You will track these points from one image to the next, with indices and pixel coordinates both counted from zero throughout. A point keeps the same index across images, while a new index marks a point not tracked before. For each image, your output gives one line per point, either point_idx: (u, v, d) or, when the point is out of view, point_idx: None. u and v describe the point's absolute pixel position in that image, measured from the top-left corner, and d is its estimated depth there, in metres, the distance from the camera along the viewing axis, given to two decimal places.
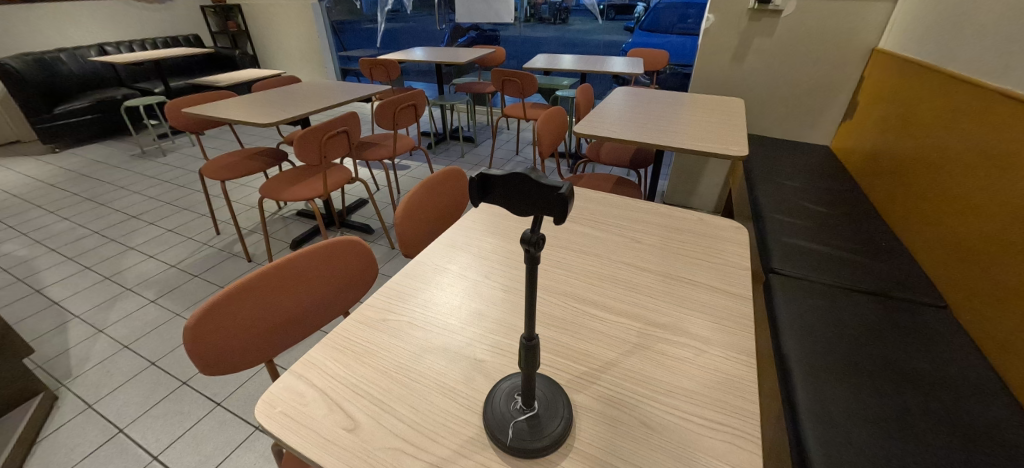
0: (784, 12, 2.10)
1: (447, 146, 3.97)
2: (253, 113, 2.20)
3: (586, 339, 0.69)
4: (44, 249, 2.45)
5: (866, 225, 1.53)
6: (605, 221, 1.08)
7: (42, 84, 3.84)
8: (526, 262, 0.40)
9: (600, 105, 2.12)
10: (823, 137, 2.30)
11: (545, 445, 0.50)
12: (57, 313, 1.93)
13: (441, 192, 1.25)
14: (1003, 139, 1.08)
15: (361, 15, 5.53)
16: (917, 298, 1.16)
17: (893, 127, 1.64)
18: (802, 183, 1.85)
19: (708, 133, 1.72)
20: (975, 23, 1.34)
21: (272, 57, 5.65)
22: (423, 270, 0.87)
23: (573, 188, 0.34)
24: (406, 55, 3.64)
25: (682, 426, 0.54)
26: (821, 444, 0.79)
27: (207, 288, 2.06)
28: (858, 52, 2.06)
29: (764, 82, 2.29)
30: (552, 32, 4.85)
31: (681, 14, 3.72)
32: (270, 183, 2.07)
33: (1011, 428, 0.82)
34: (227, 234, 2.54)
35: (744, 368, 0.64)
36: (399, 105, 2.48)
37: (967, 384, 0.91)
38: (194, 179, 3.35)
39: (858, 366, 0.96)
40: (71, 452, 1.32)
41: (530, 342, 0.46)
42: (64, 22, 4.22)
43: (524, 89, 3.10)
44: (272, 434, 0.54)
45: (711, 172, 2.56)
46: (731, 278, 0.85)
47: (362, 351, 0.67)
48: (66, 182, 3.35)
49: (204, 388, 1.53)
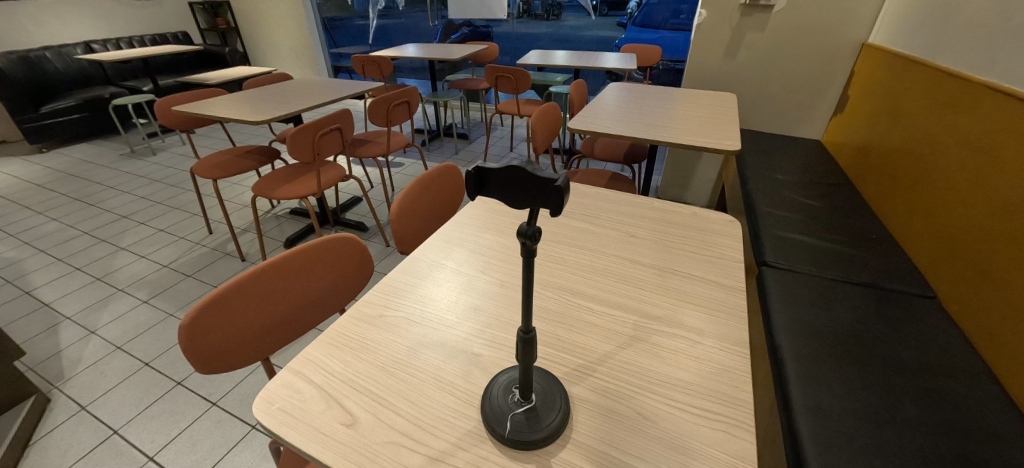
0: (776, 7, 2.10)
1: (441, 143, 3.97)
2: (244, 110, 2.17)
3: (580, 332, 0.70)
4: (33, 249, 2.42)
5: (855, 217, 1.56)
6: (599, 215, 1.09)
7: (28, 83, 3.78)
8: (523, 255, 0.40)
9: (594, 100, 2.12)
10: (811, 130, 2.33)
11: (543, 437, 0.51)
12: (47, 315, 1.90)
13: (437, 189, 1.25)
14: (990, 130, 1.11)
15: (353, 12, 5.46)
16: (906, 289, 1.19)
17: (884, 120, 1.67)
18: (793, 177, 1.87)
19: (702, 127, 1.73)
20: (964, 17, 1.35)
21: (261, 54, 5.59)
22: (418, 267, 0.87)
23: (568, 180, 0.35)
24: (399, 51, 3.62)
25: (677, 416, 0.55)
26: (813, 434, 0.81)
27: (200, 288, 2.04)
28: (848, 47, 2.08)
29: (754, 76, 2.31)
30: (545, 28, 4.89)
31: (674, 9, 3.73)
32: (264, 182, 2.05)
33: (997, 416, 0.84)
34: (219, 233, 2.51)
35: (738, 359, 0.65)
36: (393, 102, 2.46)
37: (954, 373, 0.93)
38: (186, 178, 3.31)
39: (848, 357, 0.97)
40: (65, 454, 1.31)
41: (527, 335, 0.46)
42: (49, 19, 4.14)
43: (518, 85, 3.08)
44: (271, 432, 0.54)
45: (703, 167, 2.59)
46: (726, 270, 0.86)
47: (358, 347, 0.68)
48: (55, 182, 3.30)
49: (199, 388, 1.52)
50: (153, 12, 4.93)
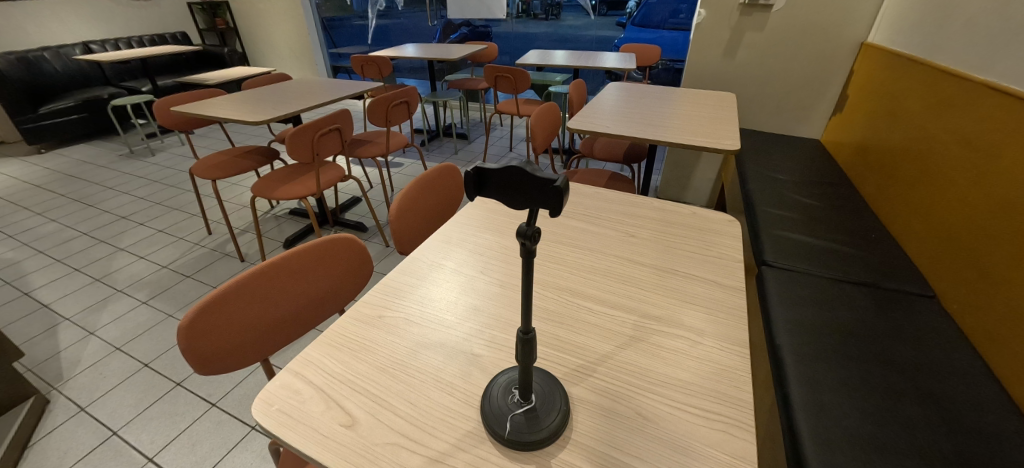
0: (775, 6, 2.10)
1: (441, 143, 3.97)
2: (243, 111, 2.16)
3: (580, 332, 0.70)
4: (32, 250, 2.41)
5: (854, 216, 1.57)
6: (599, 215, 1.09)
7: (26, 84, 3.77)
8: (522, 256, 0.40)
9: (594, 100, 2.12)
10: (810, 129, 2.33)
11: (543, 437, 0.50)
12: (46, 316, 1.90)
13: (437, 189, 1.25)
14: (990, 129, 1.11)
15: (352, 12, 5.45)
16: (905, 288, 1.19)
17: (883, 119, 1.67)
18: (793, 177, 1.87)
19: (702, 127, 1.73)
20: (963, 16, 1.35)
21: (260, 54, 5.58)
22: (418, 267, 0.87)
23: (567, 180, 0.35)
24: (398, 51, 3.62)
25: (677, 416, 0.55)
26: (813, 434, 0.81)
27: (200, 288, 2.04)
28: (847, 46, 2.08)
29: (753, 76, 2.31)
30: (544, 27, 4.89)
31: (673, 9, 3.72)
32: (263, 182, 2.04)
33: (997, 415, 0.84)
34: (218, 234, 2.51)
35: (737, 359, 0.65)
36: (393, 102, 2.46)
37: (954, 372, 0.93)
38: (185, 178, 3.31)
39: (848, 356, 0.97)
40: (65, 455, 1.31)
41: (527, 336, 0.46)
42: (47, 20, 4.14)
43: (517, 85, 3.08)
44: (271, 433, 0.54)
45: (703, 167, 2.59)
46: (726, 270, 0.86)
47: (357, 348, 0.67)
48: (54, 183, 3.29)
49: (199, 389, 1.52)
50: (152, 13, 4.92)
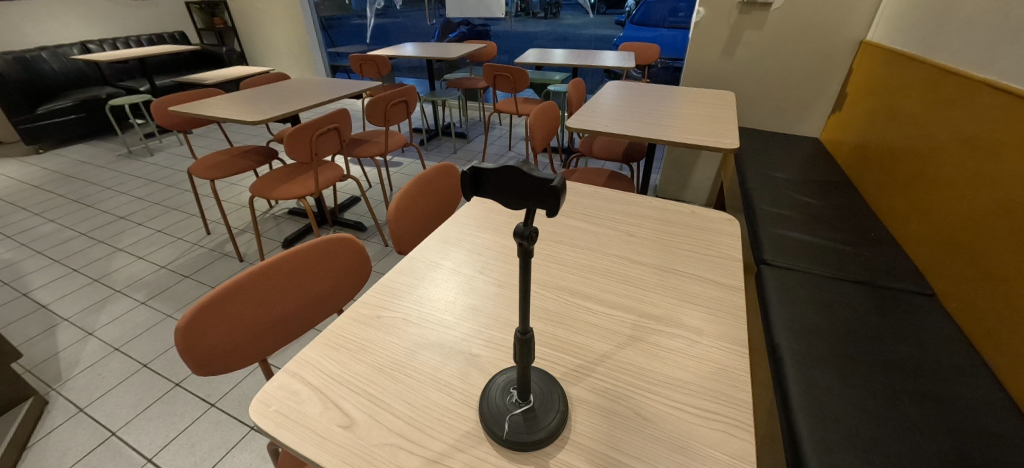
0: (774, 4, 2.10)
1: (440, 142, 3.96)
2: (241, 110, 2.16)
3: (579, 332, 0.70)
4: (30, 251, 2.41)
5: (853, 214, 1.56)
6: (598, 214, 1.09)
7: (24, 84, 3.76)
8: (520, 256, 0.40)
9: (593, 99, 2.12)
10: (809, 127, 2.33)
11: (542, 437, 0.50)
12: (44, 316, 1.90)
13: (436, 188, 1.25)
14: (989, 126, 1.11)
15: (350, 11, 5.44)
16: (905, 287, 1.19)
17: (882, 117, 1.66)
18: (792, 175, 1.87)
19: (701, 125, 1.72)
20: (962, 14, 1.35)
21: (258, 53, 5.56)
22: (416, 267, 0.87)
23: (565, 180, 0.35)
24: (396, 50, 3.61)
25: (676, 416, 0.55)
26: (813, 433, 0.81)
27: (198, 288, 2.04)
28: (845, 45, 2.08)
29: (752, 74, 2.31)
30: (543, 26, 4.88)
31: (672, 7, 3.71)
32: (261, 182, 2.04)
33: (997, 414, 0.84)
34: (217, 234, 2.51)
35: (737, 358, 0.64)
36: (391, 101, 2.45)
37: (954, 371, 0.93)
38: (184, 178, 3.30)
39: (847, 355, 0.97)
40: (64, 456, 1.31)
41: (525, 336, 0.46)
42: (45, 20, 4.12)
43: (516, 84, 3.07)
44: (269, 433, 0.54)
45: (702, 165, 2.58)
46: (725, 269, 0.86)
47: (355, 348, 0.67)
48: (52, 183, 3.29)
49: (197, 389, 1.52)
50: (150, 12, 4.91)
